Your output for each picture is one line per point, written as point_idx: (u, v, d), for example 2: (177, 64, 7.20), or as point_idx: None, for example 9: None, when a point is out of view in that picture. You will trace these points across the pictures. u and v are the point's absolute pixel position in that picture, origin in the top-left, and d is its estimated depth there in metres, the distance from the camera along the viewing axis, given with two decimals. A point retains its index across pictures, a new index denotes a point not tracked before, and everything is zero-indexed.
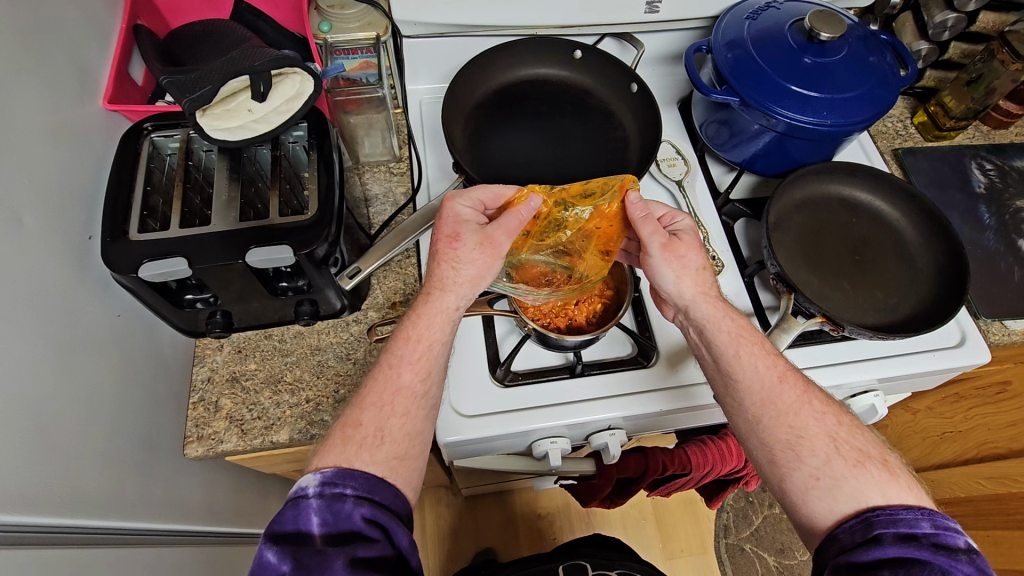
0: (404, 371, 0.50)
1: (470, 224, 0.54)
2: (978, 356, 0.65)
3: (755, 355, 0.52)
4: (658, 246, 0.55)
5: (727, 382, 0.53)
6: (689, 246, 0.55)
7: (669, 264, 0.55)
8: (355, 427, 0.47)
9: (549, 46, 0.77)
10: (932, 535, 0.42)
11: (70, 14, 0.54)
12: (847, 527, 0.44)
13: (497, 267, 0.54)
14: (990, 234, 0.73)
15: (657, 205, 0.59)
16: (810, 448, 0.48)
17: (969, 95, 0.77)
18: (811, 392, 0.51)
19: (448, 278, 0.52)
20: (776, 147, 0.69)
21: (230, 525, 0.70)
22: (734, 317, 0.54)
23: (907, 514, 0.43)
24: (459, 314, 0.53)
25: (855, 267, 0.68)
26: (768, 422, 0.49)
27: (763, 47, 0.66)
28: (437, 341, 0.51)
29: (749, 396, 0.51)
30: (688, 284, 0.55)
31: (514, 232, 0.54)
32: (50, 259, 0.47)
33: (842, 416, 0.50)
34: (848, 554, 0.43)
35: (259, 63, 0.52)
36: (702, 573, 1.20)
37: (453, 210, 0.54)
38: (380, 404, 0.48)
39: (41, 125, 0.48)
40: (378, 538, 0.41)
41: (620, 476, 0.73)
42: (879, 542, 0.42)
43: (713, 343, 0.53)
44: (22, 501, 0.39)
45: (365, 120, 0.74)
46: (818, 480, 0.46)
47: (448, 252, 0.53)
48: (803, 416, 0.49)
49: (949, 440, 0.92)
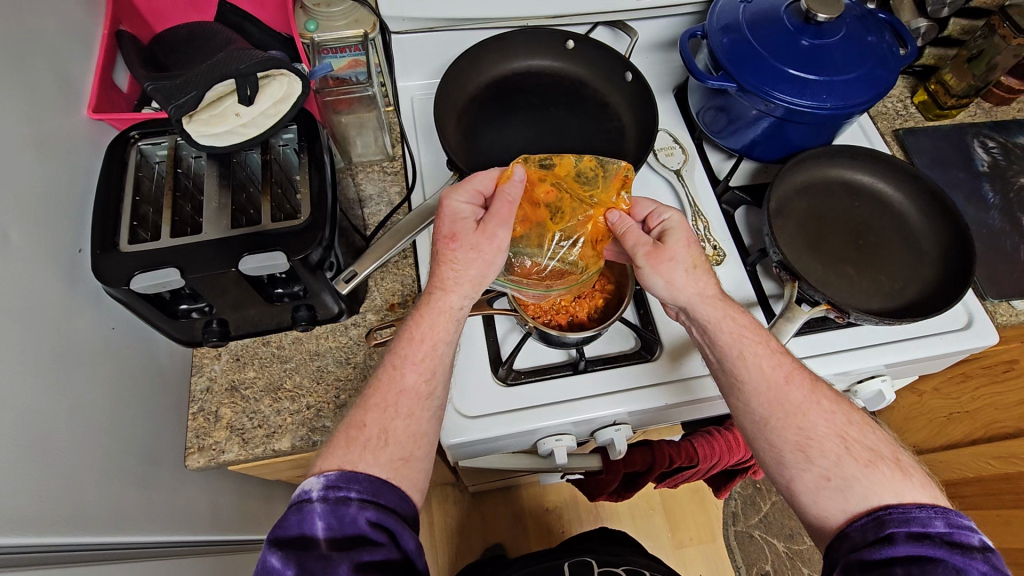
0: (408, 370, 0.49)
1: (468, 222, 0.53)
2: (985, 338, 0.64)
3: (760, 356, 0.51)
4: (641, 256, 0.54)
5: (732, 383, 0.52)
6: (675, 248, 0.54)
7: (659, 274, 0.54)
8: (359, 428, 0.46)
9: (541, 37, 0.75)
10: (946, 533, 0.41)
11: (49, 22, 0.53)
12: (859, 526, 0.43)
13: (498, 263, 0.53)
14: (995, 214, 0.72)
15: (644, 203, 0.58)
16: (820, 448, 0.47)
17: (969, 72, 0.76)
18: (818, 391, 0.50)
19: (449, 278, 0.52)
20: (775, 133, 0.68)
21: (237, 534, 0.70)
22: (737, 317, 0.53)
23: (921, 512, 0.42)
24: (465, 312, 0.52)
25: (859, 253, 0.67)
26: (776, 424, 0.49)
27: (759, 30, 0.65)
28: (439, 334, 0.50)
29: (755, 398, 0.50)
30: (682, 287, 0.54)
31: (508, 218, 0.52)
32: (38, 274, 0.46)
33: (852, 415, 0.50)
34: (859, 552, 0.42)
35: (245, 66, 0.51)
36: (711, 561, 1.20)
37: (453, 207, 0.53)
38: (384, 405, 0.47)
39: (23, 138, 0.47)
40: (384, 542, 0.40)
41: (627, 471, 0.72)
42: (891, 541, 0.41)
43: (716, 345, 0.53)
44: (22, 522, 0.38)
45: (356, 119, 0.73)
46: (829, 481, 0.46)
47: (447, 252, 0.52)
48: (811, 417, 0.48)
49: (957, 420, 0.93)
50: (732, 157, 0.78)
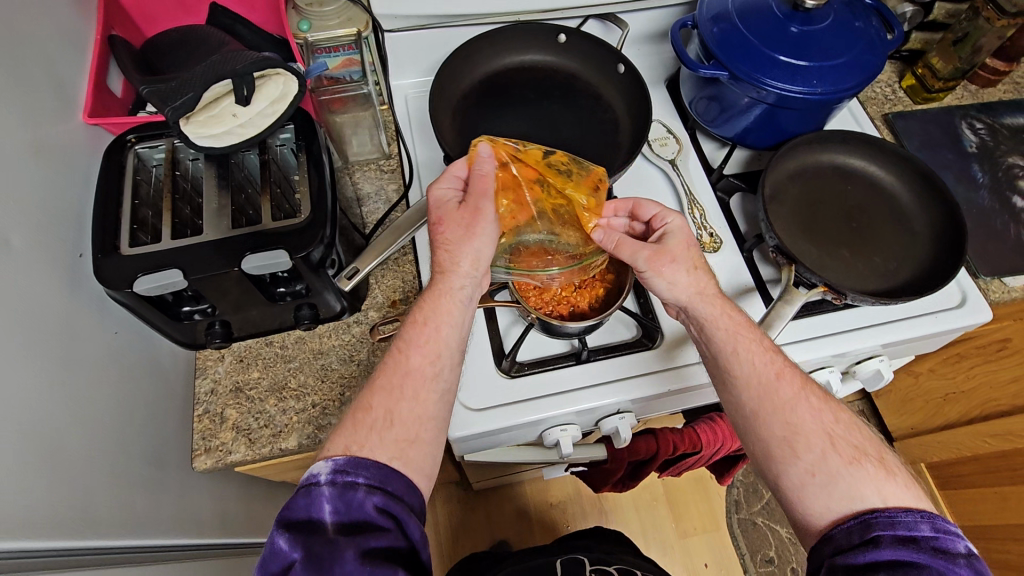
0: (413, 353, 0.49)
1: (450, 204, 0.55)
2: (979, 315, 0.65)
3: (752, 352, 0.52)
4: (643, 260, 0.56)
5: (724, 375, 0.53)
6: (675, 248, 0.56)
7: (660, 275, 0.55)
8: (364, 411, 0.47)
9: (532, 32, 0.75)
10: (932, 538, 0.42)
11: (43, 28, 0.53)
12: (844, 528, 0.44)
13: (485, 230, 0.54)
14: (985, 193, 0.73)
15: (649, 204, 0.60)
16: (806, 443, 0.48)
17: (955, 54, 0.77)
18: (807, 388, 0.51)
19: (446, 261, 0.53)
20: (767, 120, 0.69)
21: (245, 536, 0.70)
22: (732, 314, 0.54)
23: (906, 516, 0.43)
24: (466, 293, 0.53)
25: (854, 234, 0.67)
26: (765, 415, 0.49)
27: (749, 18, 0.65)
28: (443, 321, 0.51)
29: (744, 390, 0.51)
30: (683, 285, 0.55)
31: (487, 191, 0.54)
32: (40, 280, 0.45)
33: (840, 414, 0.50)
34: (843, 555, 0.43)
35: (242, 66, 0.50)
36: (715, 549, 1.21)
37: (437, 194, 0.56)
38: (389, 386, 0.48)
39: (21, 143, 0.47)
40: (390, 528, 0.41)
41: (633, 459, 0.73)
42: (876, 544, 0.42)
43: (712, 339, 0.54)
44: (33, 526, 0.38)
45: (351, 119, 0.75)
46: (813, 476, 0.46)
47: (439, 236, 0.54)
48: (798, 414, 0.49)
49: (952, 401, 0.96)
50: (725, 145, 0.79)
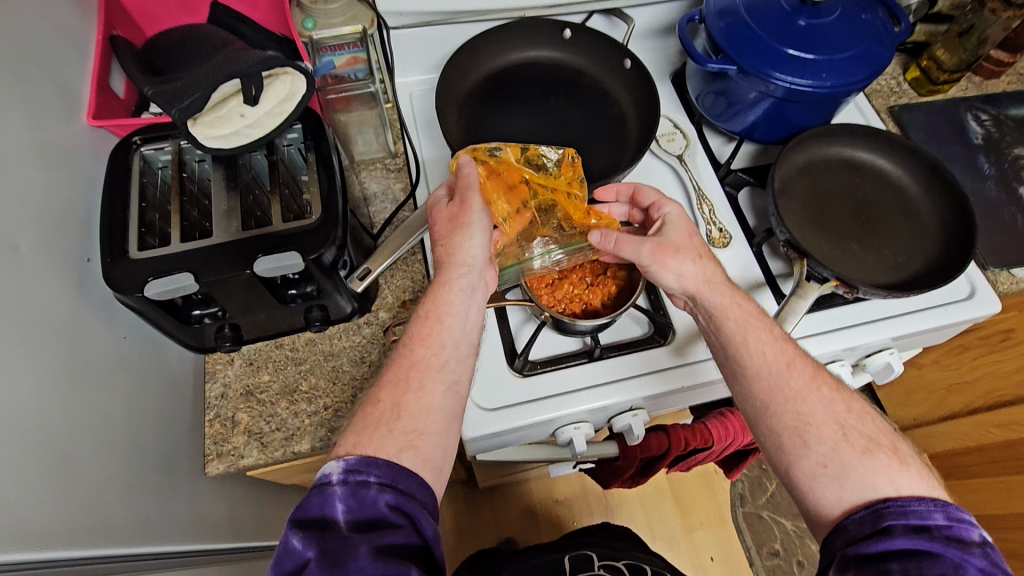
0: (416, 346, 0.49)
1: (440, 204, 0.57)
2: (989, 306, 0.66)
3: (762, 342, 0.52)
4: (647, 255, 0.56)
5: (735, 368, 0.52)
6: (678, 240, 0.57)
7: (666, 269, 0.56)
8: (373, 405, 0.47)
9: (537, 28, 0.75)
10: (945, 527, 0.41)
11: (45, 28, 0.52)
12: (856, 518, 0.44)
13: (473, 220, 0.54)
14: (991, 184, 0.73)
15: (648, 192, 0.61)
16: (817, 434, 0.48)
17: (960, 46, 0.76)
18: (820, 378, 0.51)
19: (444, 254, 0.53)
20: (774, 113, 0.69)
21: (256, 538, 0.69)
22: (742, 304, 0.54)
23: (919, 505, 0.43)
24: (472, 283, 0.52)
25: (863, 228, 0.67)
26: (778, 408, 0.49)
27: (756, 12, 0.65)
28: (453, 318, 0.50)
29: (755, 382, 0.51)
30: (690, 276, 0.55)
31: (471, 182, 0.55)
32: (50, 285, 0.45)
33: (853, 403, 0.50)
34: (855, 546, 0.43)
35: (249, 66, 0.48)
36: (722, 543, 1.21)
37: (430, 199, 0.58)
38: (399, 380, 0.48)
39: (27, 146, 0.46)
40: (403, 524, 0.40)
41: (645, 456, 0.73)
42: (889, 534, 0.42)
43: (722, 330, 0.53)
44: (47, 535, 0.38)
45: (357, 117, 0.74)
46: (825, 467, 0.46)
47: (435, 235, 0.55)
48: (810, 403, 0.49)
49: (956, 392, 0.97)
50: (732, 140, 0.78)
